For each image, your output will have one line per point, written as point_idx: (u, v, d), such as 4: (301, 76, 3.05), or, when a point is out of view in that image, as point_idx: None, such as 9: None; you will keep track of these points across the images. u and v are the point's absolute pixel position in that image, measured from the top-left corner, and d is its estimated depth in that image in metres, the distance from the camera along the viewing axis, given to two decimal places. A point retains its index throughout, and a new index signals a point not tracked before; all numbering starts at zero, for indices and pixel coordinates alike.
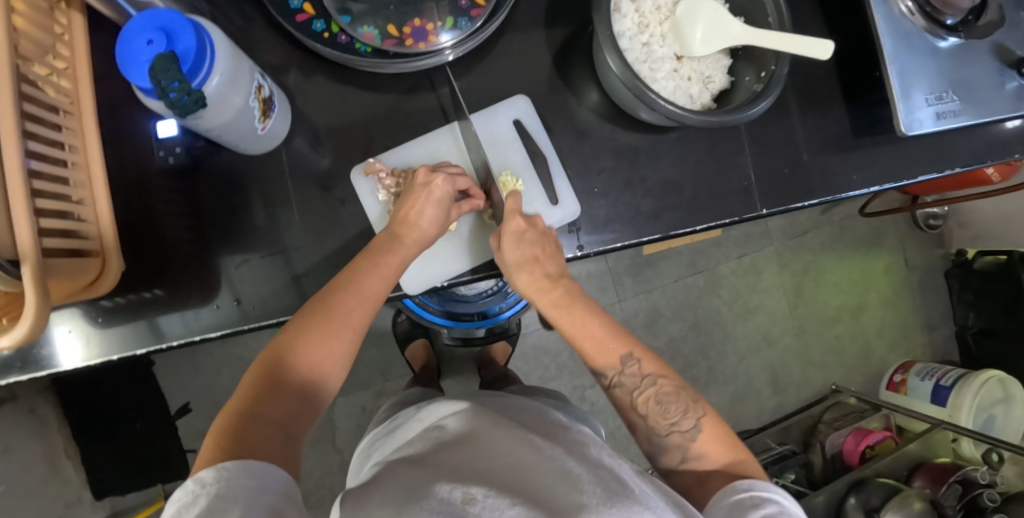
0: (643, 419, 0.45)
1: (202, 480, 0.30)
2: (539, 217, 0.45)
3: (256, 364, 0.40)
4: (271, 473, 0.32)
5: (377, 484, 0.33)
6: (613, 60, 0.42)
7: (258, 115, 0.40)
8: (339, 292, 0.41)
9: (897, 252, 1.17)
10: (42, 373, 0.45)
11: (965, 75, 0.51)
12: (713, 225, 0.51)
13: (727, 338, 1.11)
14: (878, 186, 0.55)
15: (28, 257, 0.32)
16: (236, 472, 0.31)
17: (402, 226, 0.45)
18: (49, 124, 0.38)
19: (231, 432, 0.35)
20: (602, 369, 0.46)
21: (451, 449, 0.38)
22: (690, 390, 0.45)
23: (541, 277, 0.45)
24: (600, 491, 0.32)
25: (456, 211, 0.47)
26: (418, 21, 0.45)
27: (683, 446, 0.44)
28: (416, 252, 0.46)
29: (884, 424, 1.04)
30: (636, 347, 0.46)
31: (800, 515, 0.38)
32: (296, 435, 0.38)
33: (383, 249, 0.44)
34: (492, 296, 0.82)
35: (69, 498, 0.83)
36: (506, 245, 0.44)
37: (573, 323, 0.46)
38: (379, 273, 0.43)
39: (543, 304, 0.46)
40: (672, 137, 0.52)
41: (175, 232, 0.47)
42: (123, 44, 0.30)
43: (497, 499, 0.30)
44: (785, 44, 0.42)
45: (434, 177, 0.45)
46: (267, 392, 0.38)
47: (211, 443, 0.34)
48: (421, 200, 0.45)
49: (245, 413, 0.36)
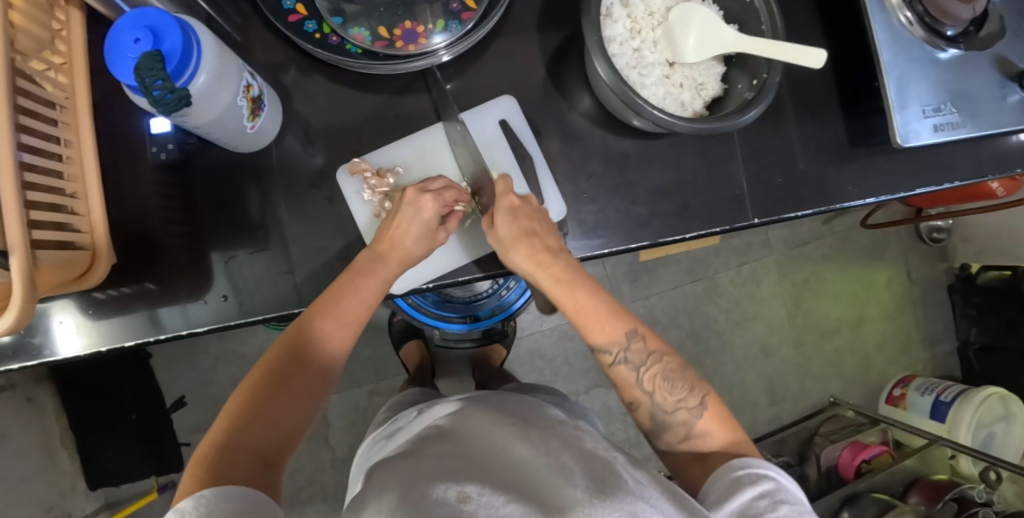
0: (648, 396, 0.45)
1: (182, 510, 0.31)
2: (533, 197, 0.46)
3: (238, 391, 0.41)
4: (250, 495, 0.33)
5: (372, 487, 0.33)
6: (602, 65, 0.41)
7: (247, 114, 0.41)
8: (319, 317, 0.42)
9: (900, 265, 1.16)
10: (33, 362, 0.45)
11: (963, 87, 0.50)
12: (703, 232, 0.51)
13: (724, 347, 1.10)
14: (874, 198, 0.55)
15: (18, 247, 0.32)
16: (214, 500, 0.31)
17: (386, 244, 0.45)
18: (45, 119, 0.39)
19: (209, 462, 0.35)
20: (604, 346, 0.45)
21: (445, 444, 0.38)
22: (692, 371, 0.46)
23: (540, 251, 0.44)
24: (587, 482, 0.32)
25: (444, 232, 0.48)
26: (410, 24, 0.45)
27: (687, 422, 0.44)
28: (399, 273, 0.46)
29: (882, 438, 1.02)
30: (639, 324, 0.46)
31: (795, 488, 0.39)
32: (275, 461, 0.39)
33: (363, 269, 0.44)
34: (489, 297, 0.83)
35: (63, 487, 0.84)
36: (499, 220, 0.44)
37: (574, 299, 0.45)
38: (360, 296, 0.44)
39: (545, 279, 0.45)
40: (664, 144, 0.51)
41: (166, 226, 0.47)
42: (111, 41, 0.30)
43: (491, 497, 0.29)
44: (776, 53, 0.41)
45: (423, 197, 0.45)
46: (246, 420, 0.39)
47: (189, 474, 0.35)
48: (406, 219, 0.45)
49: (224, 443, 0.37)
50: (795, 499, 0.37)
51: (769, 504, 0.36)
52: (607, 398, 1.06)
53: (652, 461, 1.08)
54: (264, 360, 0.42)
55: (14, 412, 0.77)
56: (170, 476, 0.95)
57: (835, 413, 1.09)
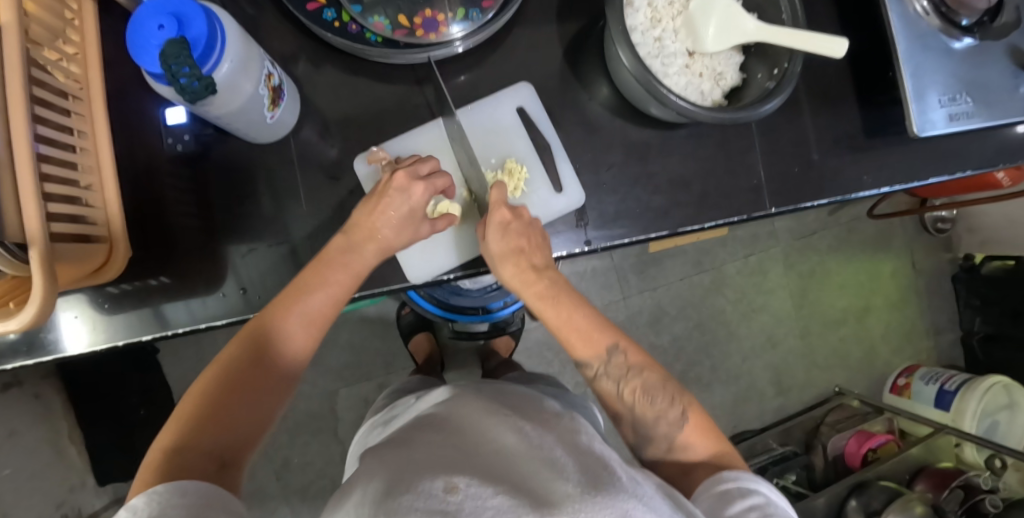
0: (629, 408, 0.44)
1: (135, 507, 0.29)
2: (524, 209, 0.44)
3: (200, 386, 0.39)
4: (204, 490, 0.31)
5: (360, 475, 0.32)
6: (625, 53, 0.42)
7: (267, 104, 0.40)
8: (282, 313, 0.41)
9: (905, 256, 1.17)
10: (48, 358, 0.45)
11: (979, 76, 0.50)
12: (721, 222, 0.51)
13: (731, 338, 1.11)
14: (889, 188, 0.55)
15: (36, 241, 0.31)
16: (166, 495, 0.30)
17: (364, 233, 0.43)
18: (58, 109, 0.38)
19: (161, 467, 0.34)
20: (585, 360, 0.45)
21: (435, 437, 0.37)
22: (675, 383, 0.44)
23: (526, 268, 0.44)
24: (587, 480, 0.31)
25: (428, 227, 0.46)
26: (430, 12, 0.45)
27: (669, 435, 0.43)
28: (374, 261, 0.44)
29: (887, 427, 1.04)
30: (621, 339, 0.45)
31: (786, 507, 0.37)
32: (232, 461, 0.37)
33: (334, 261, 0.42)
34: (498, 290, 0.81)
35: (73, 482, 0.84)
36: (492, 238, 0.43)
37: (556, 314, 0.45)
38: (328, 292, 0.42)
39: (529, 296, 0.45)
40: (682, 134, 0.51)
41: (185, 218, 0.47)
42: (135, 29, 0.29)
43: (479, 488, 0.28)
44: (797, 42, 0.41)
45: (412, 184, 0.43)
46: (204, 420, 0.37)
47: (144, 476, 0.34)
48: (392, 207, 0.43)
49: (180, 445, 0.36)
50: (784, 513, 0.36)
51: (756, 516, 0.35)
52: None
53: None
54: (227, 355, 0.40)
55: (21, 408, 0.77)
56: None
57: (840, 403, 1.10)
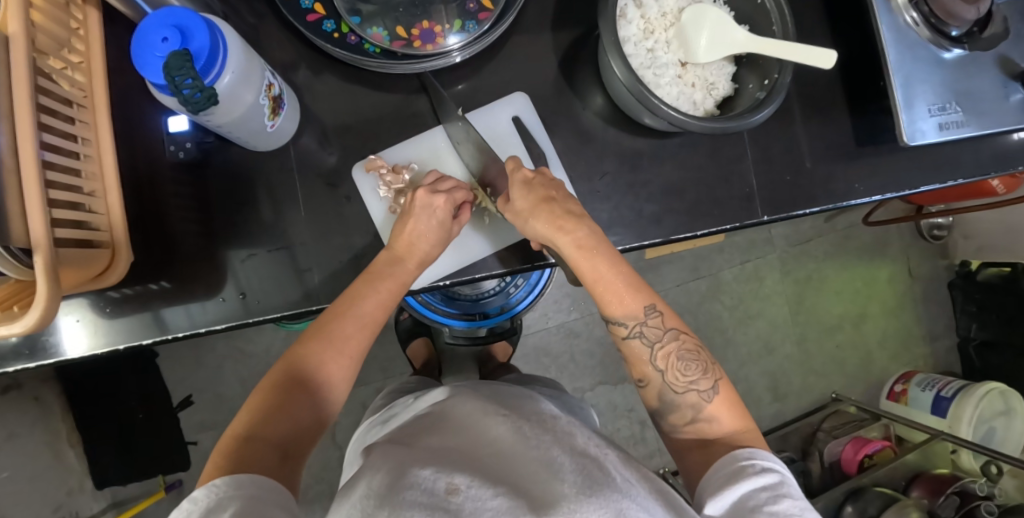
0: (659, 373, 0.44)
1: (195, 499, 0.31)
2: (548, 170, 0.46)
3: (262, 386, 0.41)
4: (262, 483, 0.33)
5: (362, 472, 0.33)
6: (617, 64, 0.42)
7: (268, 113, 0.41)
8: (337, 318, 0.43)
9: (901, 262, 1.17)
10: (49, 361, 0.45)
11: (967, 86, 0.51)
12: (714, 230, 0.52)
13: (728, 344, 1.11)
14: (879, 196, 0.55)
15: (41, 246, 0.32)
16: (227, 486, 0.31)
17: (403, 247, 0.45)
18: (63, 117, 0.38)
19: (228, 454, 0.36)
20: (619, 319, 0.44)
21: (437, 435, 0.37)
22: (707, 352, 0.45)
23: (562, 216, 0.42)
24: (582, 480, 0.31)
25: (457, 226, 0.48)
26: (427, 24, 0.46)
27: (697, 404, 0.43)
28: (416, 274, 0.47)
29: (884, 433, 1.04)
30: (657, 299, 0.44)
31: (797, 484, 0.38)
32: (293, 455, 0.38)
33: (382, 273, 0.45)
34: (496, 295, 0.82)
35: (71, 486, 0.84)
36: (516, 192, 0.44)
37: (595, 269, 0.43)
38: (378, 297, 0.44)
39: (567, 245, 0.42)
40: (675, 143, 0.52)
41: (185, 223, 0.47)
42: (140, 41, 0.31)
43: (479, 489, 0.29)
44: (787, 54, 0.42)
45: (435, 198, 0.46)
46: (266, 415, 0.39)
47: (211, 464, 0.35)
48: (422, 220, 0.46)
49: (244, 436, 0.37)
50: (798, 494, 0.37)
51: (768, 496, 0.35)
52: (612, 394, 1.07)
53: (657, 457, 1.09)
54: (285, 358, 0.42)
55: (20, 411, 0.77)
56: (177, 475, 0.96)
57: (836, 409, 1.11)
